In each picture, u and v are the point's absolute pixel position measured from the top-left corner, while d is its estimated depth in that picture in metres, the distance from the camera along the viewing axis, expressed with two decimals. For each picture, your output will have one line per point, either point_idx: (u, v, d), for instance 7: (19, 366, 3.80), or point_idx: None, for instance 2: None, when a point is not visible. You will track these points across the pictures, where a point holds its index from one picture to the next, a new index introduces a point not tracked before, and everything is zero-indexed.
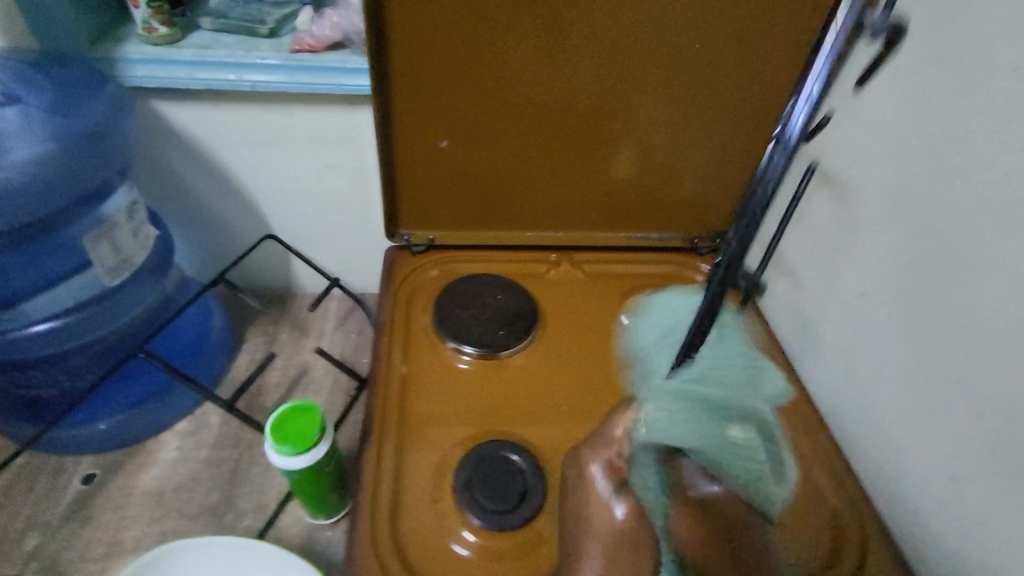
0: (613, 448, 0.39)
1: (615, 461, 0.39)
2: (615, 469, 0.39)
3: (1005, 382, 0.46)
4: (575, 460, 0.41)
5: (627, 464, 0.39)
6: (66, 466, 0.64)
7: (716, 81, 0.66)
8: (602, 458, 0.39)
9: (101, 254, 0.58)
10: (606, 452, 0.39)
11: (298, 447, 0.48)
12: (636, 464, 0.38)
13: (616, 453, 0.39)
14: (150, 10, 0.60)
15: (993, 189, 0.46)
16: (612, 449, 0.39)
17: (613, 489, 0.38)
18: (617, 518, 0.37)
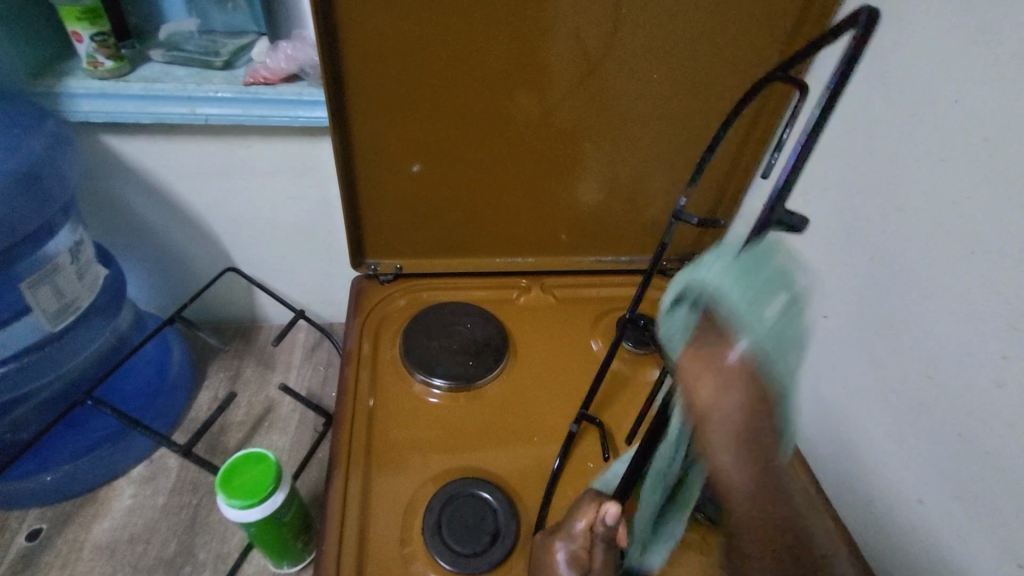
0: (575, 544, 0.42)
1: (579, 552, 0.42)
2: (578, 561, 0.42)
3: (966, 404, 0.46)
4: (543, 543, 0.45)
5: (588, 553, 0.42)
6: (10, 522, 0.61)
7: (681, 108, 0.66)
8: (568, 546, 0.43)
9: (43, 300, 0.55)
10: (572, 544, 0.42)
11: (250, 499, 0.45)
12: (595, 555, 0.42)
13: (579, 545, 0.42)
14: (94, 44, 0.57)
15: (943, 216, 0.47)
16: (575, 541, 0.42)
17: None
18: None
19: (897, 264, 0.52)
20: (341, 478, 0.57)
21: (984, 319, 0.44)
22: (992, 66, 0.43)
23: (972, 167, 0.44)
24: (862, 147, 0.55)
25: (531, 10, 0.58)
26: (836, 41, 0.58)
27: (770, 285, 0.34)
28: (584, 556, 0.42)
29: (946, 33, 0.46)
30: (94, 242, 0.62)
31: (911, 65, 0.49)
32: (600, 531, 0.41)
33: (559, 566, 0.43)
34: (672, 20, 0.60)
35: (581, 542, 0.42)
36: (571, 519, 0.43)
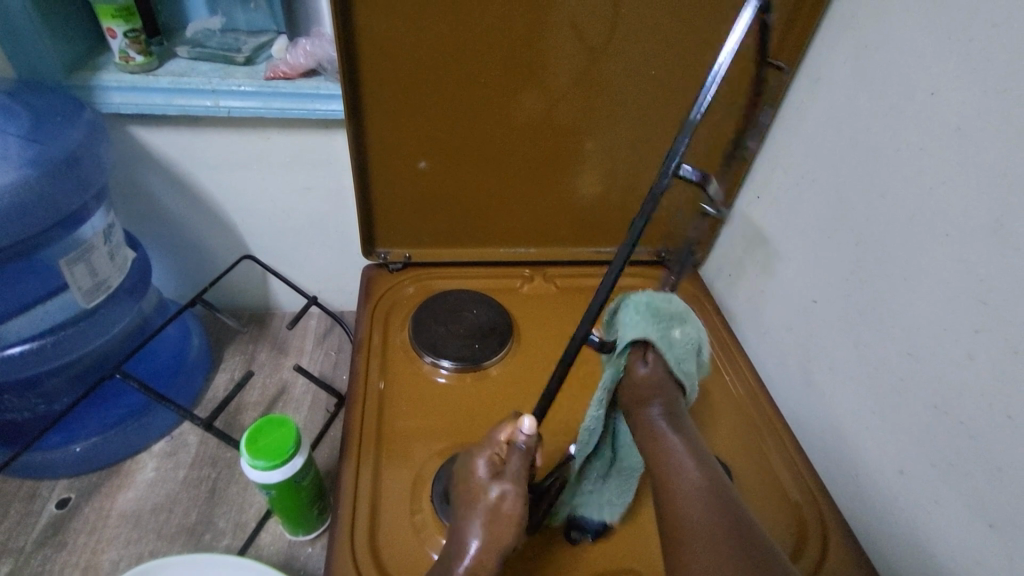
0: (493, 449, 0.50)
1: (495, 459, 0.50)
2: (494, 465, 0.49)
3: (941, 379, 0.49)
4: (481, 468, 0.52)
5: (503, 459, 0.50)
6: (40, 490, 0.64)
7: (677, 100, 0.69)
8: (486, 456, 0.50)
9: (78, 277, 0.59)
10: (489, 452, 0.51)
11: (274, 459, 0.49)
12: (510, 461, 0.49)
13: (495, 452, 0.50)
14: (127, 40, 0.61)
15: (921, 203, 0.50)
16: (493, 449, 0.50)
17: (489, 475, 0.49)
18: (493, 496, 0.47)
19: (880, 248, 0.55)
20: (351, 471, 0.59)
21: (959, 296, 0.47)
22: (964, 61, 0.46)
23: (947, 154, 0.48)
24: (847, 140, 0.58)
25: (536, 6, 0.61)
26: (823, 40, 0.62)
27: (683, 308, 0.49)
28: (497, 463, 0.50)
29: (922, 31, 0.49)
30: (122, 226, 0.65)
31: (894, 60, 0.52)
32: (519, 440, 0.49)
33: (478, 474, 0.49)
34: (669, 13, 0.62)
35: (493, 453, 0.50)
36: (493, 435, 0.52)
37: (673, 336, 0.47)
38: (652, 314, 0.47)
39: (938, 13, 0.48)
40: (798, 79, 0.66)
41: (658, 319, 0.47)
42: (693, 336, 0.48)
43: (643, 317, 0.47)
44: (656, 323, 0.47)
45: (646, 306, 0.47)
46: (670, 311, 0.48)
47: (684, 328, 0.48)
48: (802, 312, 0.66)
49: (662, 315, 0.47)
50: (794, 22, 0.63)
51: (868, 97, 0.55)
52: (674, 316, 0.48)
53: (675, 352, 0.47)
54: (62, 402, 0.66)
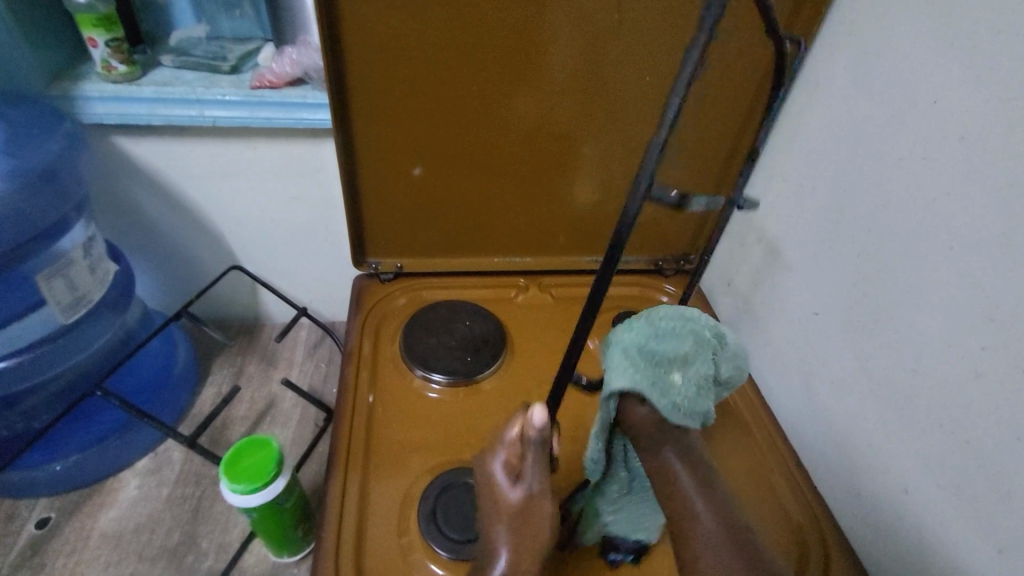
0: (509, 449, 0.46)
1: (512, 459, 0.46)
2: (511, 468, 0.45)
3: (946, 397, 0.47)
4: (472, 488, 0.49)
5: (520, 459, 0.45)
6: (19, 510, 0.62)
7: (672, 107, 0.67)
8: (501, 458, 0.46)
9: (56, 292, 0.57)
10: (506, 452, 0.46)
11: (254, 482, 0.47)
12: (528, 461, 0.45)
13: (511, 452, 0.46)
14: (108, 49, 0.60)
15: (923, 214, 0.49)
16: (508, 449, 0.46)
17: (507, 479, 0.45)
18: (512, 501, 0.44)
19: (881, 260, 0.53)
20: (339, 481, 0.58)
21: (964, 311, 0.45)
22: (968, 69, 0.44)
23: (949, 164, 0.46)
24: (846, 148, 0.57)
25: (528, 11, 0.60)
26: (822, 46, 0.60)
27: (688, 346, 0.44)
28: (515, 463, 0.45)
29: (924, 37, 0.48)
30: (103, 239, 0.64)
31: (894, 66, 0.51)
32: (532, 436, 0.44)
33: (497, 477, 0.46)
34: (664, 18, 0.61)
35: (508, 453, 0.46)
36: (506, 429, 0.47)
37: (667, 377, 0.42)
38: (640, 357, 0.43)
39: (941, 19, 0.46)
40: (796, 86, 0.64)
41: (648, 361, 0.43)
42: (698, 376, 0.43)
43: (630, 362, 0.44)
44: (645, 366, 0.43)
45: (634, 350, 0.44)
46: (664, 351, 0.43)
47: (683, 369, 0.43)
48: (802, 324, 0.64)
49: (653, 357, 0.43)
50: (792, 28, 0.61)
51: (866, 105, 0.54)
52: (672, 357, 0.43)
53: (672, 395, 0.42)
54: (43, 418, 0.65)
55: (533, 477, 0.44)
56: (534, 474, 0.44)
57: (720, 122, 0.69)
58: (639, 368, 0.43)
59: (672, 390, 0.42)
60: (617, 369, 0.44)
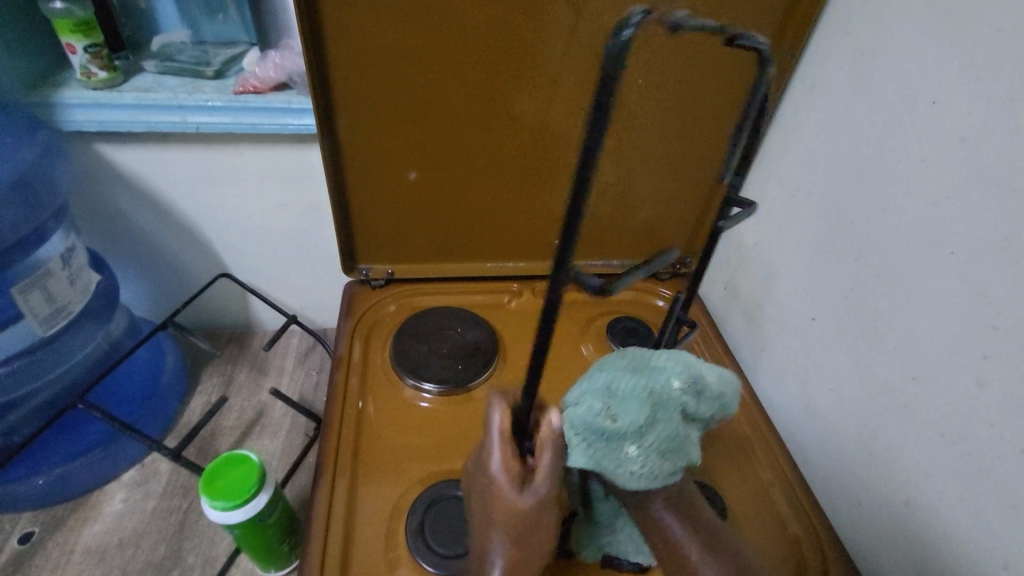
0: (510, 457, 0.43)
1: (514, 467, 0.42)
2: (515, 474, 0.42)
3: (947, 407, 0.46)
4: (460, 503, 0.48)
5: (522, 465, 0.43)
6: (3, 525, 0.61)
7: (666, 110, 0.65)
8: (498, 462, 0.42)
9: (33, 304, 0.56)
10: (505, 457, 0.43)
11: (233, 499, 0.46)
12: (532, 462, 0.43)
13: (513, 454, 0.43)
14: (88, 55, 0.59)
15: (922, 217, 0.47)
16: (508, 454, 0.43)
17: (512, 484, 0.42)
18: (521, 505, 0.41)
19: (880, 264, 0.52)
20: (326, 484, 0.57)
21: (965, 318, 0.44)
22: (967, 67, 0.43)
23: (948, 166, 0.44)
24: (843, 149, 0.55)
25: (516, 13, 0.58)
26: (818, 45, 0.59)
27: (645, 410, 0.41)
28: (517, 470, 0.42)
29: (922, 35, 0.46)
30: (85, 248, 0.63)
31: (890, 66, 0.49)
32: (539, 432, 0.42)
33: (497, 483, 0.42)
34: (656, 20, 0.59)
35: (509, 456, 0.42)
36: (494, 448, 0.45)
37: (622, 454, 0.41)
38: (591, 433, 0.41)
39: (939, 16, 0.45)
40: (792, 85, 0.63)
41: (597, 439, 0.41)
42: (657, 440, 0.40)
43: (579, 441, 0.42)
44: (596, 444, 0.41)
45: (584, 424, 0.41)
46: (614, 424, 0.40)
47: (639, 438, 0.40)
48: (800, 329, 0.63)
49: (603, 432, 0.41)
50: (786, 26, 0.59)
51: (862, 106, 0.53)
52: (624, 432, 0.40)
53: (629, 469, 0.41)
54: (27, 431, 0.64)
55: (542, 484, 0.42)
56: (546, 481, 0.42)
57: (714, 123, 0.67)
58: (591, 447, 0.41)
59: (629, 463, 0.41)
60: (568, 443, 0.43)
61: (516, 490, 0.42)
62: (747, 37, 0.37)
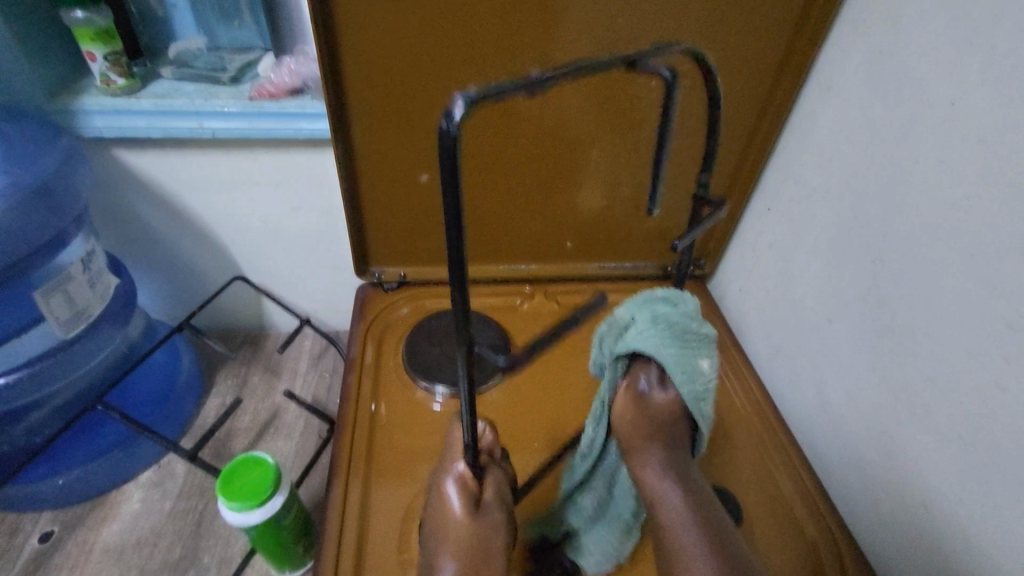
0: (464, 473, 0.42)
1: (468, 483, 0.41)
2: (467, 492, 0.41)
3: (967, 411, 0.45)
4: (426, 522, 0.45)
5: (478, 484, 0.42)
6: (24, 524, 0.63)
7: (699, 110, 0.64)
8: (460, 470, 0.42)
9: (55, 309, 0.58)
10: (461, 474, 0.42)
11: (249, 502, 0.46)
12: (486, 487, 0.42)
13: (468, 475, 0.42)
14: (107, 63, 0.60)
15: (943, 219, 0.46)
16: (464, 473, 0.42)
17: (462, 503, 0.41)
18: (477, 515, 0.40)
19: (897, 265, 0.51)
20: (339, 490, 0.57)
21: (989, 322, 0.43)
22: (985, 68, 0.42)
23: (968, 167, 0.44)
24: (858, 150, 0.55)
25: (528, 14, 0.58)
26: (834, 44, 0.58)
27: (699, 369, 0.43)
28: (474, 485, 0.42)
29: (940, 35, 0.46)
30: (104, 252, 0.64)
31: (907, 67, 0.49)
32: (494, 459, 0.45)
33: (449, 496, 0.41)
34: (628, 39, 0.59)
35: (470, 469, 0.42)
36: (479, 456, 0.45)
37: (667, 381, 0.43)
38: (685, 368, 0.42)
39: (956, 16, 0.44)
40: (806, 86, 0.62)
41: (687, 368, 0.42)
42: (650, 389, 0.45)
43: (678, 367, 0.42)
44: (677, 370, 0.42)
45: (693, 363, 0.42)
46: (701, 383, 0.43)
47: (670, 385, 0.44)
48: (815, 333, 0.62)
49: (688, 371, 0.42)
50: (800, 26, 0.59)
51: (876, 107, 0.52)
52: (695, 354, 0.43)
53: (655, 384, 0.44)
54: (47, 433, 0.65)
55: (492, 505, 0.42)
56: (495, 502, 0.42)
57: (727, 125, 0.67)
58: (677, 369, 0.42)
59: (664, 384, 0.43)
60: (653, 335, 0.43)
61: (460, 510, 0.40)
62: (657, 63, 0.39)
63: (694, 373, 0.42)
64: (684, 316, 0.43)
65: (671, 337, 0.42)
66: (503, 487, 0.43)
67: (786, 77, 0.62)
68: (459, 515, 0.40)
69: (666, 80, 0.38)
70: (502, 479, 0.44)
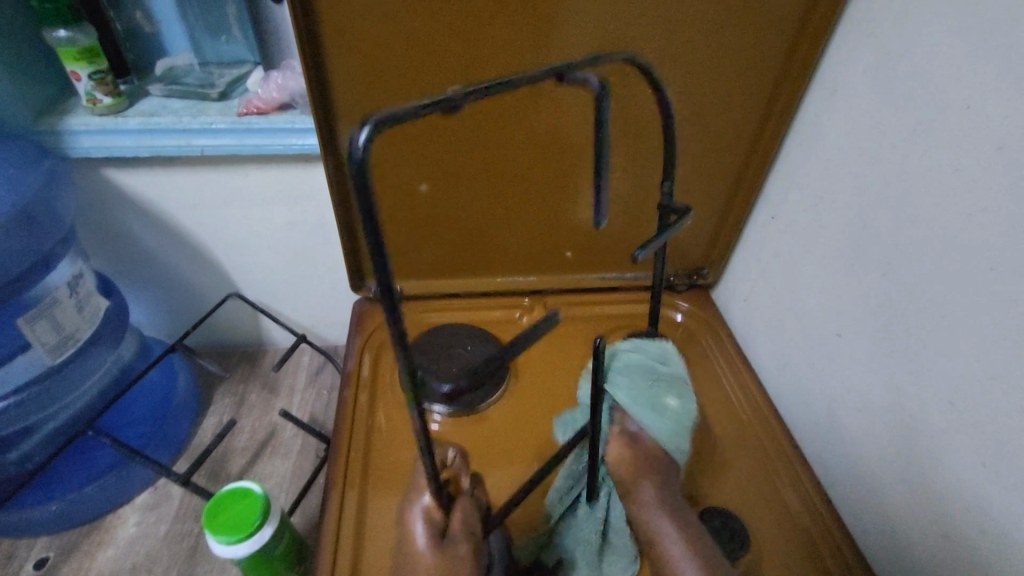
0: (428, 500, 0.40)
1: (433, 514, 0.40)
2: (434, 524, 0.40)
3: (986, 434, 0.42)
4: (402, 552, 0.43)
5: (444, 513, 0.40)
6: (18, 550, 0.62)
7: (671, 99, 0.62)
8: (425, 502, 0.40)
9: (43, 334, 0.57)
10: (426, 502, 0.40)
11: (236, 535, 0.45)
12: (452, 516, 0.40)
13: (433, 505, 0.40)
14: (93, 82, 0.59)
15: (957, 232, 0.44)
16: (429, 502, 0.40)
17: (427, 535, 0.39)
18: None
19: (909, 277, 0.48)
20: (336, 499, 0.56)
21: (1010, 341, 0.40)
22: (1005, 72, 0.39)
23: (985, 176, 0.41)
24: (867, 157, 0.52)
25: (522, 21, 0.56)
26: (840, 46, 0.55)
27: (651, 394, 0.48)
28: (439, 516, 0.40)
29: (952, 38, 0.43)
30: (95, 273, 0.64)
31: (918, 71, 0.46)
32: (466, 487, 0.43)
33: (415, 530, 0.40)
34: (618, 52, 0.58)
35: (435, 500, 0.40)
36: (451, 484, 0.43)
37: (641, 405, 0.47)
38: (659, 402, 0.47)
39: (969, 18, 0.42)
40: (811, 89, 0.60)
41: (660, 406, 0.47)
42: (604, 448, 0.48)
43: (652, 410, 0.47)
44: (649, 395, 0.47)
45: (669, 402, 0.48)
46: (679, 415, 0.48)
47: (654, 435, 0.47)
48: (824, 347, 0.60)
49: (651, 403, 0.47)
50: (804, 28, 0.56)
51: (885, 112, 0.50)
52: (671, 385, 0.49)
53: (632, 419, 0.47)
54: (39, 458, 0.65)
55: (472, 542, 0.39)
56: (463, 532, 0.40)
57: (729, 131, 0.65)
58: (646, 404, 0.47)
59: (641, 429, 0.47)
60: (629, 364, 0.49)
61: (427, 544, 0.39)
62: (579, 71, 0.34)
63: (661, 407, 0.47)
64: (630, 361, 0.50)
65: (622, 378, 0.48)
66: (474, 515, 0.41)
67: (791, 81, 0.60)
68: (423, 547, 0.39)
69: (597, 86, 0.34)
70: (472, 507, 0.41)
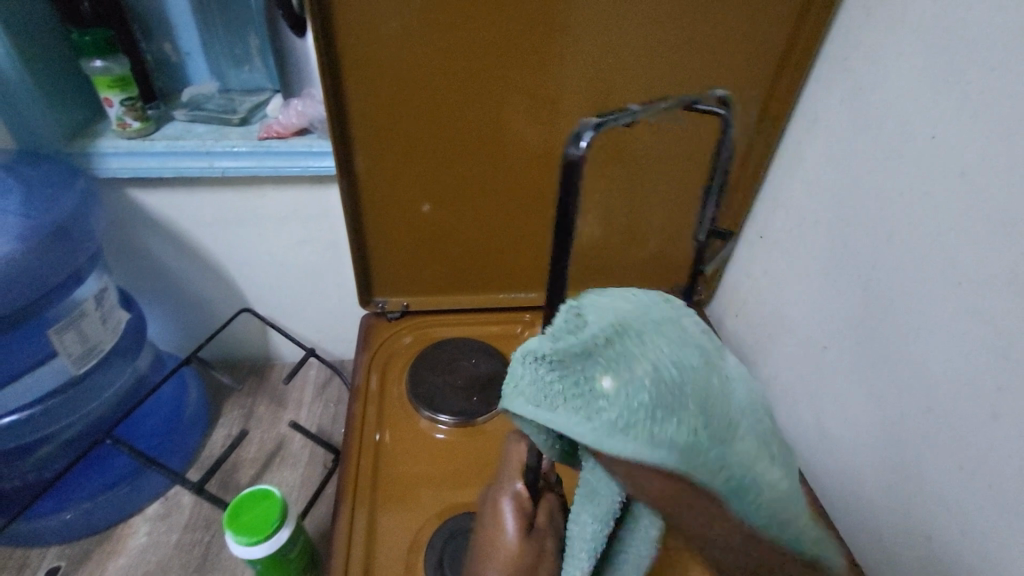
0: (520, 489, 0.43)
1: (523, 501, 0.42)
2: (523, 514, 0.42)
3: (957, 437, 0.45)
4: None
5: (532, 503, 0.43)
6: (31, 560, 0.64)
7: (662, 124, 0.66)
8: (516, 488, 0.43)
9: (69, 344, 0.60)
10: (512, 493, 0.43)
11: (251, 536, 0.47)
12: (538, 511, 0.42)
13: (522, 495, 0.43)
14: (124, 108, 0.63)
15: (924, 250, 0.48)
16: (518, 491, 0.43)
17: (513, 524, 0.41)
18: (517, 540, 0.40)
19: (885, 292, 0.52)
20: (347, 510, 0.58)
21: (976, 351, 0.43)
22: (961, 105, 0.44)
23: (948, 199, 0.45)
24: (847, 180, 0.56)
25: (522, 45, 0.59)
26: (818, 81, 0.61)
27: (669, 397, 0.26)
28: (529, 506, 0.42)
29: (916, 76, 0.48)
30: (116, 288, 0.68)
31: (888, 103, 0.51)
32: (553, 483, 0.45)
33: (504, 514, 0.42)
34: (613, 81, 0.62)
35: (527, 489, 0.43)
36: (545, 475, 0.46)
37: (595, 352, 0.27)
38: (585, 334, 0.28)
39: (931, 57, 0.46)
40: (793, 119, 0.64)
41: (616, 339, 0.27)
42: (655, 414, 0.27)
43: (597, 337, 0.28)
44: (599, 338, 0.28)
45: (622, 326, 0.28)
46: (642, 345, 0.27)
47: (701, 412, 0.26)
48: (812, 359, 0.63)
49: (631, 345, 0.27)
50: (783, 65, 0.62)
51: (861, 140, 0.54)
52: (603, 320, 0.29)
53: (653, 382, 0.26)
54: (54, 467, 0.67)
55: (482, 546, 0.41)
56: (545, 526, 0.42)
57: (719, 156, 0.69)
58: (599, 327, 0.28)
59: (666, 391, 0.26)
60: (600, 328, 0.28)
61: (515, 532, 0.41)
62: (704, 103, 0.46)
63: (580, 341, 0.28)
64: (639, 369, 0.26)
65: (655, 350, 0.26)
66: (556, 512, 0.43)
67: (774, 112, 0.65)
68: (511, 536, 0.41)
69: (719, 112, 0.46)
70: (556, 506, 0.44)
